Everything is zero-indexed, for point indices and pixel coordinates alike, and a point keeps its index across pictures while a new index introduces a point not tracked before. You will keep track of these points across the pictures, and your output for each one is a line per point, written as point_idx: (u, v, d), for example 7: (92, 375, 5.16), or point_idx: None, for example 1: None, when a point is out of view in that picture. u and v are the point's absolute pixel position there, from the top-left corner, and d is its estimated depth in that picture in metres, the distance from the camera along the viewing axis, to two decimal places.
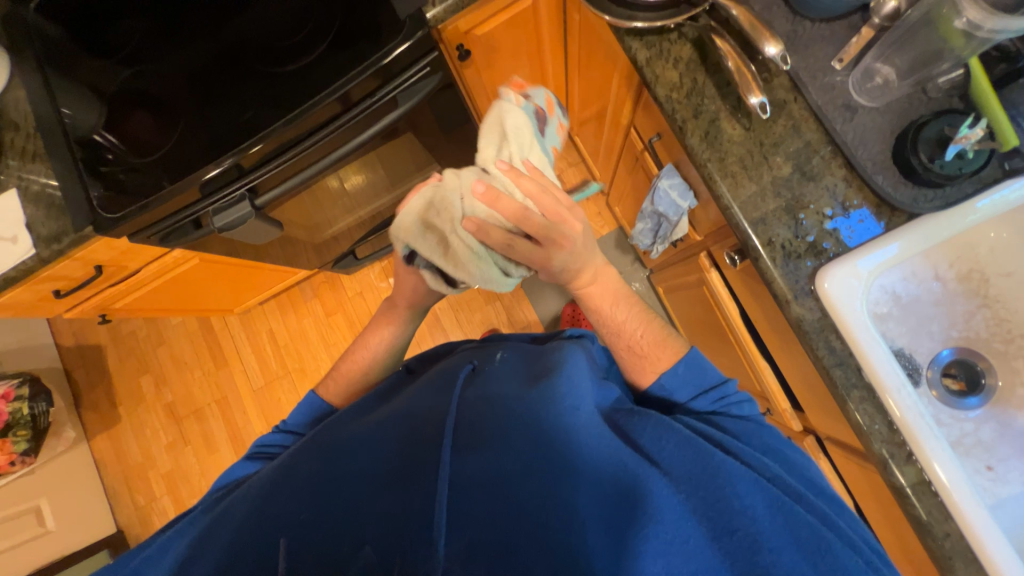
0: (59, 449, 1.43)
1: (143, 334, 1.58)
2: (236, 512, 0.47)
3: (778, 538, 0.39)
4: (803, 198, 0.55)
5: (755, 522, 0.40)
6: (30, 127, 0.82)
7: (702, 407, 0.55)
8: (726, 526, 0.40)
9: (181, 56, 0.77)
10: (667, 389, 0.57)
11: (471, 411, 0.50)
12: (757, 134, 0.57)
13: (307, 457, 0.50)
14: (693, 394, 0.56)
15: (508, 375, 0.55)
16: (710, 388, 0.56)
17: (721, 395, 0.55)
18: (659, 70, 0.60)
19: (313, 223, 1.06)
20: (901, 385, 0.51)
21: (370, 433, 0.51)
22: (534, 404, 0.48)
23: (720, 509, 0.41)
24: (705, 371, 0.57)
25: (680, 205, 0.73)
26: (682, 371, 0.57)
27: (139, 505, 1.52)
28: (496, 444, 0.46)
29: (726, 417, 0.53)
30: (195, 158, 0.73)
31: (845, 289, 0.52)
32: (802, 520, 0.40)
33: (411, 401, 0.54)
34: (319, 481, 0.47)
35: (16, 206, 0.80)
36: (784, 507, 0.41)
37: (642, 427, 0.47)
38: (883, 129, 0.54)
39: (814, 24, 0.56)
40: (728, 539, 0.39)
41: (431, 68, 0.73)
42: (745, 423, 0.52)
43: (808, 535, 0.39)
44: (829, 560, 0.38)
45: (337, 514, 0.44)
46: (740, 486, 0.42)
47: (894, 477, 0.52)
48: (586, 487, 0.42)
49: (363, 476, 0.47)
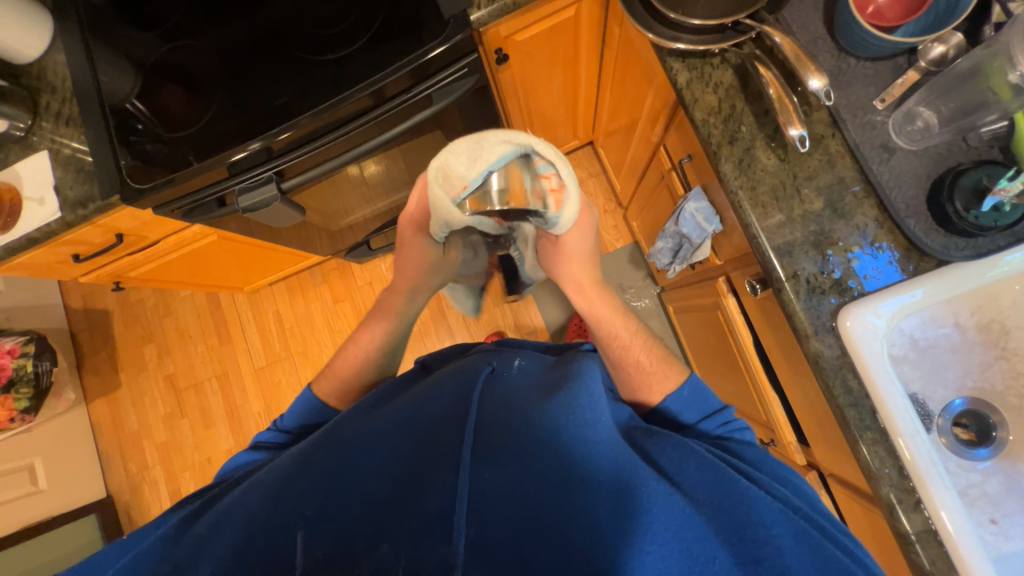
0: (58, 410, 1.45)
1: (150, 304, 1.59)
2: (247, 502, 0.47)
3: (807, 571, 0.38)
4: (831, 234, 0.55)
5: (784, 555, 0.39)
6: (66, 91, 0.82)
7: (709, 429, 0.56)
8: (752, 555, 0.39)
9: (221, 34, 0.77)
10: (674, 411, 0.58)
11: (491, 414, 0.50)
12: (791, 166, 0.57)
13: (325, 449, 0.51)
14: (699, 417, 0.57)
15: (525, 382, 0.56)
16: (714, 412, 0.58)
17: (725, 420, 0.57)
18: (698, 92, 0.60)
19: (332, 210, 1.06)
20: (915, 430, 0.51)
21: (388, 430, 0.52)
22: (555, 411, 0.49)
23: (744, 537, 0.40)
24: (707, 399, 0.58)
25: (704, 228, 0.73)
26: (687, 394, 0.58)
27: (131, 472, 1.53)
28: (516, 450, 0.46)
29: (735, 441, 0.54)
30: (226, 138, 0.74)
31: (867, 329, 0.52)
32: (832, 556, 0.40)
33: (427, 398, 0.55)
34: (337, 473, 0.47)
35: (45, 168, 0.80)
36: (809, 538, 0.41)
37: (665, 447, 0.49)
38: (920, 173, 0.54)
39: (859, 62, 0.56)
40: (754, 566, 0.38)
41: (468, 69, 0.74)
42: (755, 450, 0.53)
43: (834, 567, 0.39)
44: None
45: (354, 507, 0.44)
46: (768, 517, 0.41)
47: (900, 523, 0.52)
48: (604, 498, 0.42)
49: (379, 473, 0.47)
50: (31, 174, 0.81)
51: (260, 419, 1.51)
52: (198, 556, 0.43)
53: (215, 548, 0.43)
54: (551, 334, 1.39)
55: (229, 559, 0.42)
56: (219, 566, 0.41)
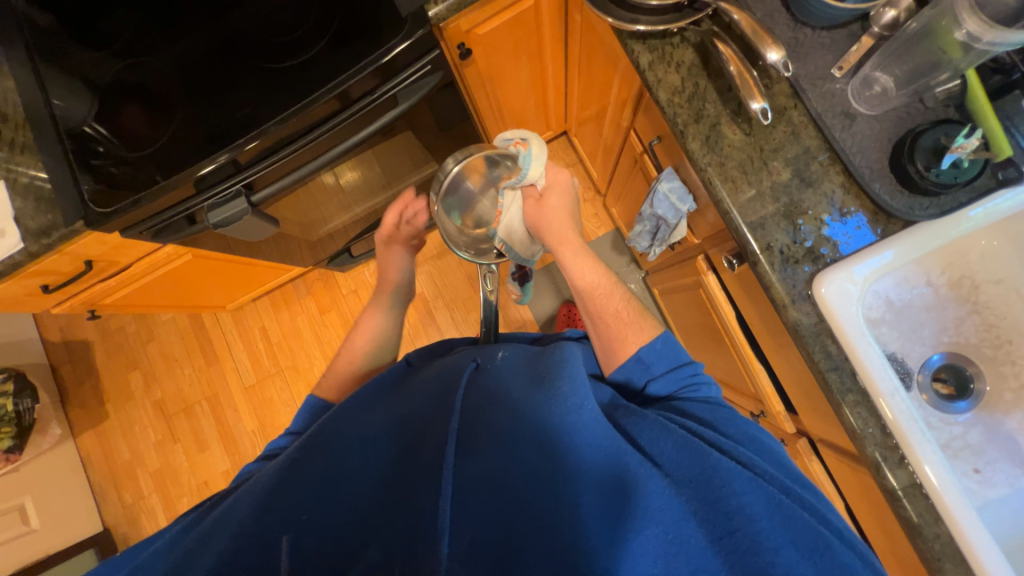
0: (44, 446, 1.41)
1: (132, 331, 1.55)
2: (235, 514, 0.45)
3: (778, 538, 0.39)
4: (801, 203, 0.56)
5: (755, 522, 0.39)
6: (19, 117, 0.80)
7: (671, 390, 0.56)
8: (724, 526, 0.39)
9: (176, 49, 0.76)
10: (644, 362, 0.57)
11: (475, 411, 0.50)
12: (757, 140, 0.58)
13: (305, 457, 0.49)
14: (665, 370, 0.57)
15: (512, 373, 0.55)
16: (682, 364, 0.58)
17: (692, 372, 0.57)
18: (661, 73, 0.60)
19: (308, 220, 1.05)
20: (894, 389, 0.52)
21: (374, 436, 0.51)
22: (536, 405, 0.48)
23: (718, 510, 0.40)
24: (679, 352, 0.58)
25: (679, 208, 0.74)
26: (660, 346, 0.58)
27: (127, 503, 1.50)
28: (498, 445, 0.46)
29: (696, 402, 0.53)
30: (190, 154, 0.72)
31: (841, 294, 0.53)
32: (799, 518, 0.40)
33: (409, 400, 0.55)
34: (322, 481, 0.47)
35: (4, 199, 0.78)
36: (781, 505, 0.40)
37: (643, 428, 0.48)
38: (881, 137, 0.55)
39: (814, 32, 0.57)
40: (728, 540, 0.39)
41: (432, 66, 0.73)
42: (720, 408, 0.52)
43: (804, 532, 0.39)
44: (828, 557, 0.38)
45: (336, 514, 0.44)
46: (739, 485, 0.41)
47: (886, 480, 0.53)
48: (585, 486, 0.42)
49: (363, 480, 0.47)
50: None
51: (254, 437, 1.49)
52: (194, 558, 0.43)
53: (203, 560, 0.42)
54: (541, 326, 1.40)
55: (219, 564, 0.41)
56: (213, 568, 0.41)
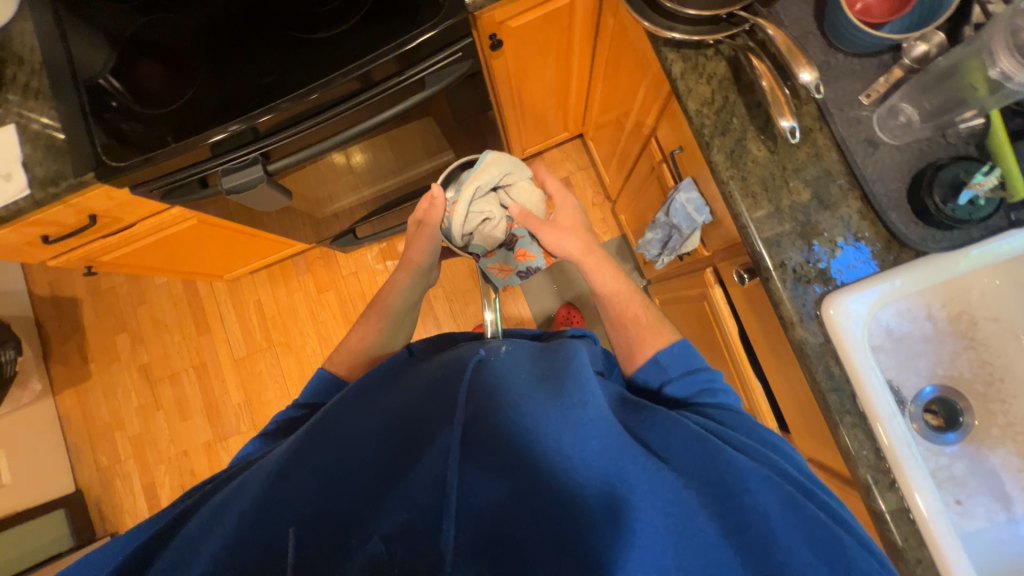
0: (23, 401, 1.38)
1: (123, 292, 1.53)
2: (246, 492, 0.45)
3: (792, 537, 0.39)
4: (817, 225, 0.57)
5: (769, 520, 0.40)
6: (35, 61, 0.78)
7: (684, 394, 0.54)
8: (738, 523, 0.40)
9: (205, 9, 0.74)
10: (661, 365, 0.56)
11: (479, 404, 0.49)
12: (781, 158, 0.58)
13: (307, 443, 0.48)
14: (681, 374, 0.55)
15: (517, 369, 0.53)
16: (697, 368, 0.56)
17: (707, 383, 0.55)
18: (692, 83, 0.61)
19: (316, 197, 1.04)
20: (892, 414, 0.53)
21: (375, 423, 0.51)
22: (542, 403, 0.47)
23: (732, 502, 0.41)
24: (693, 357, 0.56)
25: (694, 219, 0.74)
26: (678, 350, 0.57)
27: (103, 466, 1.47)
28: (503, 440, 0.45)
29: (715, 407, 0.52)
30: (209, 117, 0.72)
31: (850, 317, 0.54)
32: (816, 520, 0.40)
33: (415, 391, 0.54)
34: (327, 467, 0.46)
35: (12, 143, 0.76)
36: (796, 503, 0.40)
37: (655, 425, 0.47)
38: (901, 167, 0.56)
39: (846, 58, 0.58)
40: (740, 535, 0.40)
41: (462, 54, 0.73)
42: (738, 416, 0.51)
43: (817, 530, 0.39)
44: (841, 557, 0.38)
45: (346, 498, 0.45)
46: (754, 483, 0.41)
47: (875, 502, 0.54)
48: (592, 481, 0.42)
49: (367, 466, 0.47)
50: None
51: (240, 411, 1.48)
52: (195, 550, 0.42)
53: (211, 540, 0.42)
54: (538, 325, 1.40)
55: (220, 553, 0.41)
56: (211, 566, 0.40)
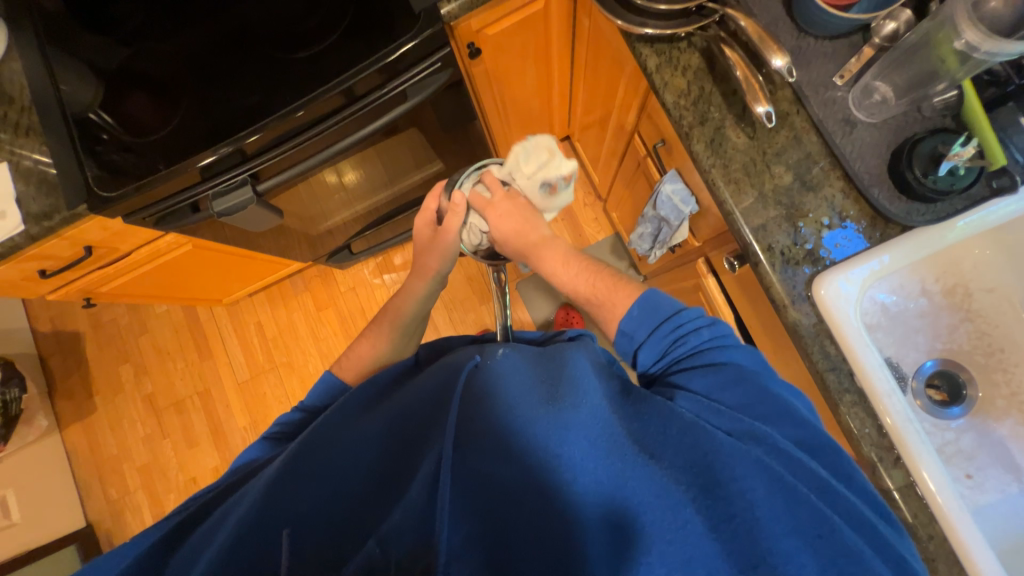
0: (29, 438, 1.38)
1: (125, 322, 1.54)
2: (241, 502, 0.45)
3: (778, 524, 0.38)
4: (802, 207, 0.57)
5: (755, 509, 0.38)
6: (24, 100, 0.79)
7: (658, 346, 0.54)
8: (723, 513, 0.39)
9: (188, 39, 0.76)
10: (627, 334, 0.55)
11: (473, 406, 0.48)
12: (760, 143, 0.59)
13: (302, 452, 0.48)
14: (649, 333, 0.54)
15: (513, 370, 0.53)
16: (663, 322, 0.54)
17: (675, 326, 0.54)
18: (668, 76, 0.62)
19: (310, 214, 1.04)
20: (891, 390, 0.53)
21: (373, 432, 0.50)
22: (536, 402, 0.46)
23: (717, 495, 0.39)
24: (659, 309, 0.55)
25: (682, 210, 0.75)
26: (637, 313, 0.55)
27: (112, 498, 1.47)
28: (497, 439, 0.45)
29: (695, 373, 0.49)
30: (197, 142, 0.73)
31: (840, 295, 0.54)
32: (804, 501, 0.38)
33: (413, 396, 0.53)
34: (323, 478, 0.47)
35: (6, 182, 0.77)
36: (787, 488, 0.38)
37: (649, 418, 0.46)
38: (880, 144, 0.57)
39: (817, 41, 0.59)
40: (727, 527, 0.38)
41: (441, 64, 0.74)
42: (736, 370, 0.48)
43: (808, 517, 0.37)
44: (831, 543, 0.37)
45: (338, 507, 0.45)
46: (740, 471, 0.40)
47: (882, 480, 0.53)
48: (582, 481, 0.41)
49: (363, 476, 0.47)
50: None
51: (245, 434, 1.47)
52: (196, 558, 0.42)
53: (207, 552, 0.42)
54: (538, 328, 1.40)
55: (218, 559, 0.40)
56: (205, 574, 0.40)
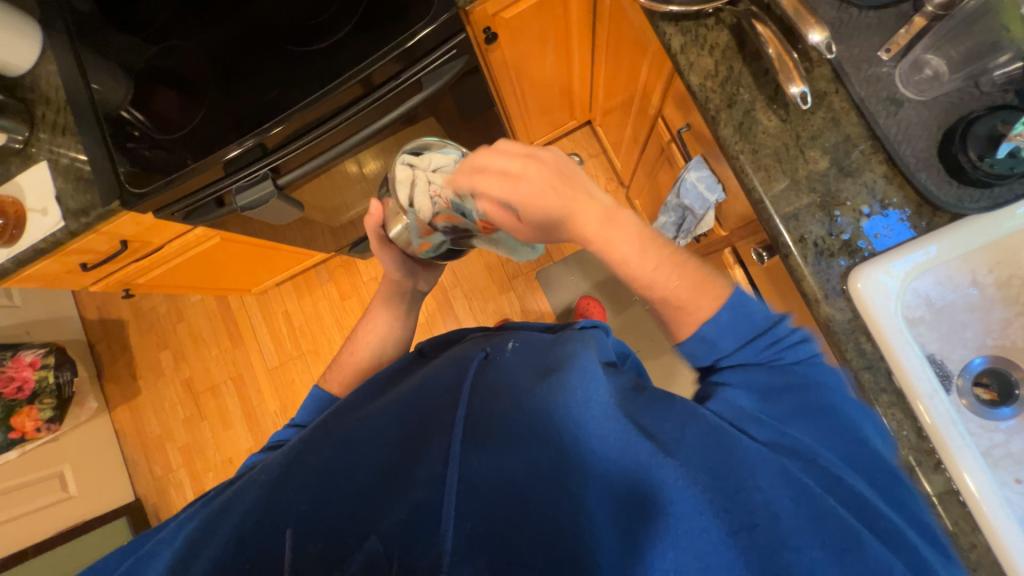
0: (82, 419, 1.48)
1: (163, 311, 1.62)
2: (243, 499, 0.46)
3: (801, 535, 0.35)
4: (839, 194, 0.53)
5: (778, 518, 0.35)
6: (59, 100, 0.82)
7: (748, 356, 0.45)
8: (743, 520, 0.36)
9: (208, 34, 0.77)
10: (710, 340, 0.46)
11: (484, 403, 0.48)
12: (794, 126, 0.55)
13: (308, 448, 0.49)
14: (739, 343, 0.46)
15: (523, 364, 0.52)
16: (757, 336, 0.46)
17: (773, 340, 0.45)
18: (693, 56, 0.58)
19: (333, 206, 1.06)
20: (933, 391, 0.50)
21: (379, 422, 0.50)
22: (545, 399, 0.45)
23: (738, 502, 0.36)
24: (754, 319, 0.46)
25: (707, 198, 0.72)
26: (726, 319, 0.46)
27: (157, 476, 1.56)
28: (506, 436, 0.44)
29: (750, 373, 0.45)
30: (220, 136, 0.74)
31: (879, 290, 0.51)
32: (830, 513, 0.35)
33: (421, 389, 0.52)
34: (324, 473, 0.45)
35: (46, 179, 0.81)
36: (810, 497, 0.36)
37: (664, 414, 0.43)
38: (930, 124, 0.52)
39: (862, 12, 0.54)
40: (747, 534, 0.35)
41: (457, 51, 0.73)
42: (802, 378, 0.44)
43: (834, 527, 0.35)
44: (857, 557, 0.34)
45: (340, 501, 0.43)
46: (762, 477, 0.37)
47: (920, 484, 0.50)
48: (595, 479, 0.40)
49: (373, 466, 0.46)
50: (34, 185, 0.82)
51: (276, 418, 1.53)
52: (199, 545, 0.43)
53: (210, 547, 0.42)
54: (558, 318, 1.39)
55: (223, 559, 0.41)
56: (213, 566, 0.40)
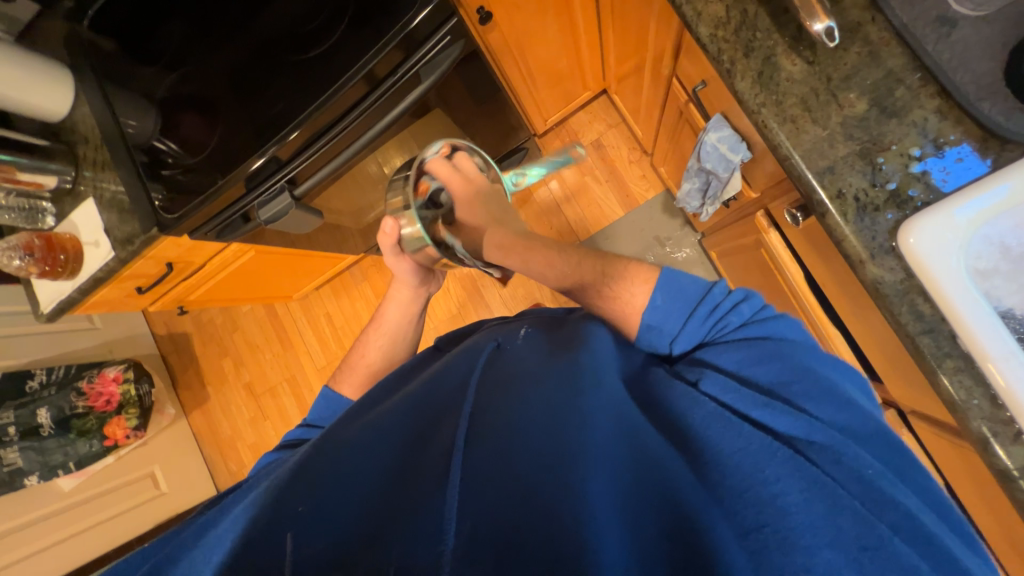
0: (163, 424, 1.64)
1: (220, 321, 1.74)
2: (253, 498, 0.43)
3: (815, 535, 0.30)
4: (883, 139, 0.47)
5: (790, 515, 0.31)
6: (95, 138, 0.89)
7: (697, 331, 0.47)
8: (751, 520, 0.31)
9: (214, 55, 0.79)
10: (655, 327, 0.48)
11: (489, 392, 0.46)
12: (823, 68, 0.49)
13: (314, 455, 0.45)
14: (682, 321, 0.47)
15: (529, 353, 0.51)
16: (694, 308, 0.47)
17: (711, 307, 0.47)
18: (701, 6, 0.53)
19: (357, 209, 1.08)
20: (1011, 352, 0.42)
21: (393, 418, 0.47)
22: (551, 386, 0.43)
23: (747, 498, 0.32)
24: (685, 288, 0.48)
25: (731, 159, 0.66)
26: (661, 301, 0.48)
27: (233, 472, 1.71)
28: (510, 428, 0.40)
29: (719, 350, 0.44)
30: (239, 153, 0.77)
31: (937, 243, 0.44)
32: (846, 510, 0.31)
33: (435, 382, 0.52)
34: (333, 471, 0.42)
35: (93, 214, 0.89)
36: (824, 492, 0.32)
37: (679, 402, 0.40)
38: (991, 42, 0.45)
39: None
40: (755, 536, 0.31)
41: (451, 37, 0.71)
42: (768, 343, 0.43)
43: (850, 526, 0.30)
44: (877, 559, 0.29)
45: (351, 500, 0.39)
46: (771, 470, 0.33)
47: (996, 459, 0.43)
48: (597, 470, 0.35)
49: (376, 470, 0.42)
50: (86, 221, 0.89)
51: None
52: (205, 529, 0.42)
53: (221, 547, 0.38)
54: None
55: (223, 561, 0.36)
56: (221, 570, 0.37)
